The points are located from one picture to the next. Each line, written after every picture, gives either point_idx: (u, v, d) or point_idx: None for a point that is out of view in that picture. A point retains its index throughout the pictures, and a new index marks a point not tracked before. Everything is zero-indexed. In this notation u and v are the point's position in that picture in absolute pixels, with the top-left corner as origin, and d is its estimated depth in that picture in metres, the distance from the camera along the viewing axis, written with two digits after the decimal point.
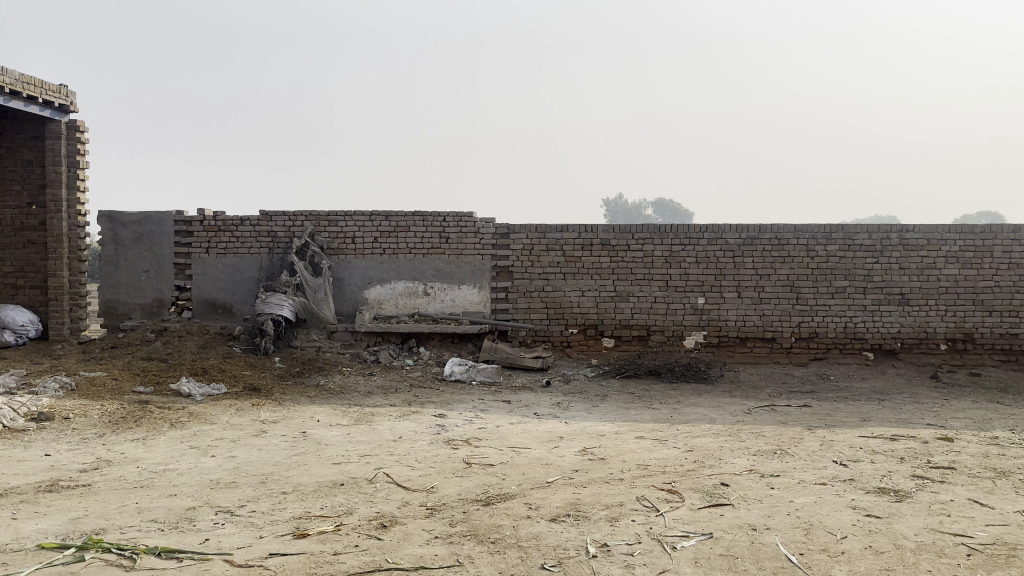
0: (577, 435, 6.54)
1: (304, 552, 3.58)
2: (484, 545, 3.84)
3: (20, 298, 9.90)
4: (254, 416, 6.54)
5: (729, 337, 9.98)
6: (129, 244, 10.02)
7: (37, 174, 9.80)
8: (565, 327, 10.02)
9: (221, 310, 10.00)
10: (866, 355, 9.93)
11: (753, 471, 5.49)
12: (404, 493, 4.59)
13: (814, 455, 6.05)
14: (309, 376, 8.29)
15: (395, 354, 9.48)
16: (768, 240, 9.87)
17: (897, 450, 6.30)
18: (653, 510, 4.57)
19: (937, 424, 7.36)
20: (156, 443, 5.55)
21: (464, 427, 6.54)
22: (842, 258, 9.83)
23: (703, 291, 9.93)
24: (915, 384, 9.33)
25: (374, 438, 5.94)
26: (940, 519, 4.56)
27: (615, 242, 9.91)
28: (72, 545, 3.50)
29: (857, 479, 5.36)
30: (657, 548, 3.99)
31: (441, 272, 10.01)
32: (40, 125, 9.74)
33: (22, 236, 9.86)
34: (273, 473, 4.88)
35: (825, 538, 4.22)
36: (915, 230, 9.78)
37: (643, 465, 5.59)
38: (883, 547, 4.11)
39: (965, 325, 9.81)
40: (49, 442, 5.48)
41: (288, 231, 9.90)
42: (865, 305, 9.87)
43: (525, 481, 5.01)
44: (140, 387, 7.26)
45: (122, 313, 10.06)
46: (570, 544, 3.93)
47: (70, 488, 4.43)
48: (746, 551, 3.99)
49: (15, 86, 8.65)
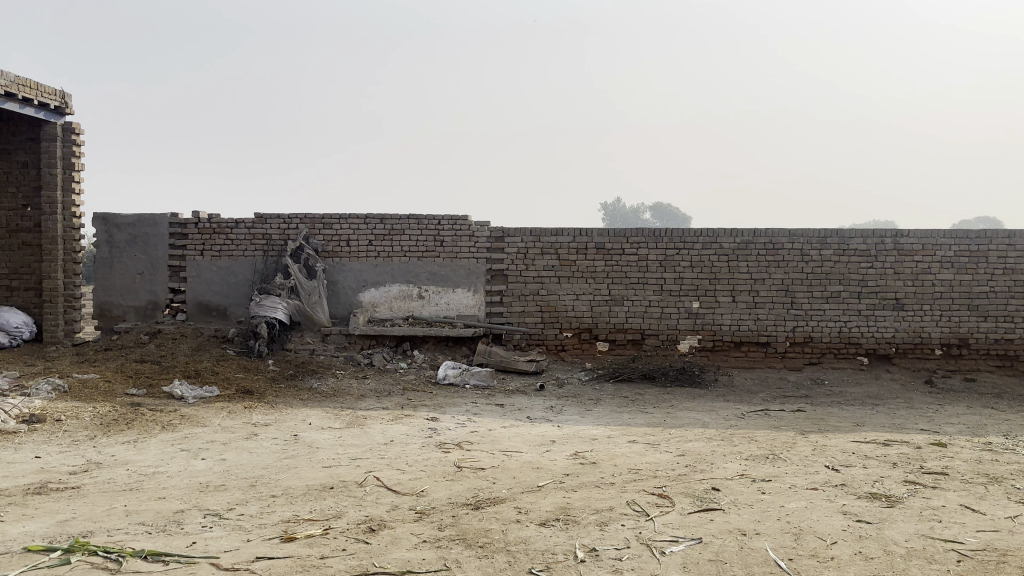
0: (569, 438, 6.54)
1: (291, 556, 3.58)
2: (472, 549, 3.85)
3: (13, 299, 9.89)
4: (247, 419, 6.55)
5: (723, 342, 9.98)
6: (124, 246, 10.02)
7: (32, 175, 9.80)
8: (560, 331, 10.02)
9: (215, 312, 10.00)
10: (861, 359, 9.94)
11: (744, 476, 5.49)
12: (394, 497, 4.59)
13: (806, 460, 6.06)
14: (303, 378, 8.29)
15: (389, 357, 9.47)
16: (762, 245, 9.89)
17: (890, 455, 6.32)
18: (643, 514, 4.58)
19: (931, 430, 7.38)
20: (147, 446, 5.54)
21: (456, 431, 6.55)
22: (837, 263, 9.85)
23: (697, 295, 9.94)
24: (910, 389, 9.34)
25: (366, 442, 5.94)
26: (930, 525, 4.57)
27: (609, 246, 9.93)
28: (58, 547, 3.49)
29: (849, 484, 5.37)
30: (646, 553, 3.99)
31: (435, 275, 10.03)
32: (35, 127, 9.74)
33: (17, 237, 9.85)
34: (262, 476, 4.89)
35: (815, 543, 4.22)
36: (909, 235, 9.83)
37: (634, 469, 5.59)
38: (873, 553, 4.12)
39: (960, 331, 9.84)
40: (40, 444, 5.47)
41: (282, 234, 9.91)
42: (859, 311, 9.89)
43: (516, 485, 5.01)
44: (132, 390, 7.25)
45: (116, 315, 10.05)
46: (559, 548, 3.94)
47: (59, 491, 4.43)
48: (735, 556, 4.00)
49: (10, 87, 8.65)
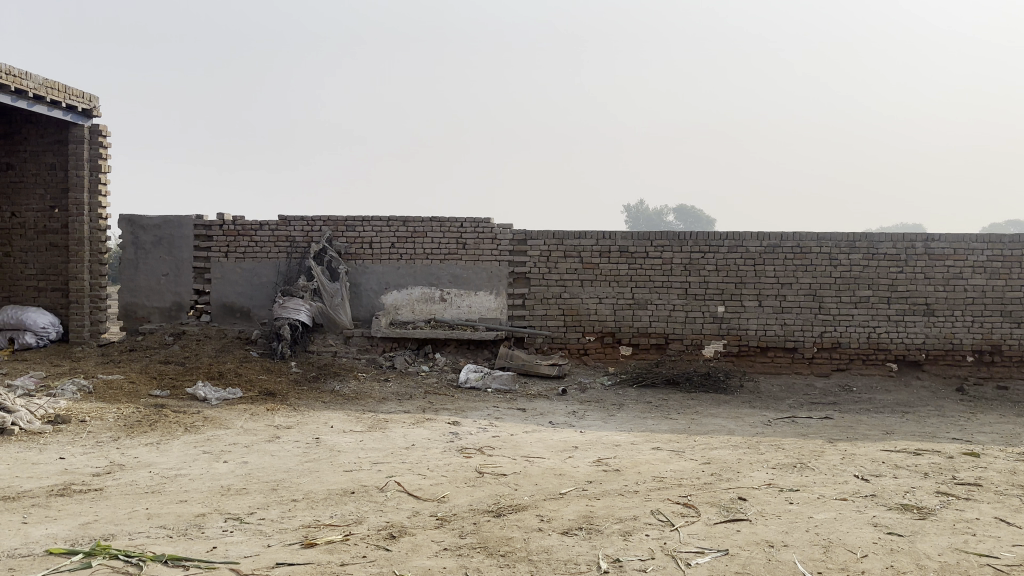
0: (592, 444, 6.45)
1: (311, 562, 3.54)
2: (494, 558, 3.78)
3: (41, 300, 10.02)
4: (269, 421, 6.55)
5: (749, 347, 9.82)
6: (150, 248, 10.11)
7: (60, 177, 9.93)
8: (582, 335, 9.93)
9: (239, 314, 10.05)
10: (890, 366, 9.73)
11: (772, 485, 5.37)
12: (415, 503, 4.54)
13: (835, 469, 5.92)
14: (325, 381, 8.29)
15: (410, 359, 9.44)
16: (789, 249, 9.71)
17: (921, 465, 6.15)
18: (668, 524, 4.49)
19: (963, 438, 7.19)
20: (169, 447, 5.56)
21: (478, 435, 6.49)
22: (866, 268, 9.65)
23: (722, 300, 9.80)
24: (940, 397, 9.12)
25: (387, 445, 5.92)
26: (964, 539, 4.42)
27: (633, 249, 9.82)
28: (79, 551, 3.49)
29: (879, 495, 5.23)
30: (671, 564, 3.90)
31: (458, 278, 9.99)
32: (63, 129, 9.87)
33: (44, 239, 9.98)
34: (284, 479, 4.87)
35: (846, 556, 4.10)
36: (940, 239, 9.60)
37: (659, 477, 5.50)
38: (906, 568, 3.99)
39: (993, 337, 9.60)
40: (64, 445, 5.52)
41: (306, 236, 9.93)
42: (889, 316, 9.68)
43: (538, 492, 4.94)
44: (156, 391, 7.30)
45: (141, 316, 10.15)
46: (582, 558, 3.86)
47: (82, 493, 4.45)
48: (762, 569, 3.90)
49: (39, 90, 8.80)
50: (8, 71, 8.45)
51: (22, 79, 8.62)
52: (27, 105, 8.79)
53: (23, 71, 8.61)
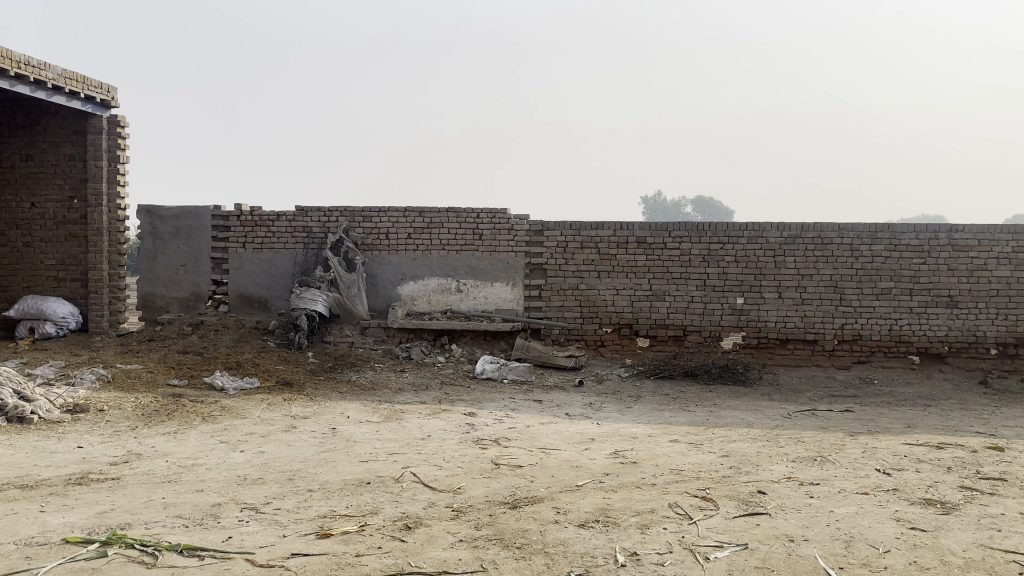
0: (609, 436, 6.40)
1: (327, 552, 3.53)
2: (509, 550, 3.75)
3: (61, 290, 10.12)
4: (286, 412, 6.56)
5: (768, 339, 9.72)
6: (168, 238, 10.16)
7: (79, 168, 9.99)
8: (599, 326, 9.87)
9: (257, 304, 10.10)
10: (912, 359, 9.58)
11: (792, 479, 5.29)
12: (431, 494, 4.52)
13: (856, 463, 5.82)
14: (342, 371, 8.31)
15: (426, 350, 9.43)
16: (811, 240, 9.56)
17: (944, 459, 6.03)
18: (686, 517, 4.43)
19: (986, 432, 7.06)
20: (186, 437, 5.59)
21: (494, 427, 6.46)
22: (888, 259, 9.49)
23: (741, 291, 9.69)
24: (963, 391, 8.96)
25: (402, 436, 5.90)
26: (989, 535, 4.32)
27: (651, 240, 9.71)
28: (96, 540, 3.50)
29: (902, 489, 5.14)
30: (689, 558, 3.85)
31: (474, 268, 9.95)
32: (81, 120, 9.93)
33: (64, 229, 10.06)
34: (301, 469, 4.87)
35: (868, 552, 4.03)
36: (964, 230, 9.40)
37: (676, 470, 5.43)
38: (930, 564, 3.91)
39: (1017, 330, 9.43)
40: (82, 434, 5.56)
41: (322, 227, 9.93)
42: (911, 308, 9.52)
43: (554, 484, 4.91)
44: (173, 381, 7.35)
45: (159, 306, 10.22)
46: (599, 551, 3.82)
47: (100, 482, 4.47)
48: (782, 564, 3.83)
49: (57, 80, 8.86)
50: (28, 63, 8.51)
51: (42, 69, 8.69)
52: (46, 96, 8.85)
53: (41, 62, 8.67)
